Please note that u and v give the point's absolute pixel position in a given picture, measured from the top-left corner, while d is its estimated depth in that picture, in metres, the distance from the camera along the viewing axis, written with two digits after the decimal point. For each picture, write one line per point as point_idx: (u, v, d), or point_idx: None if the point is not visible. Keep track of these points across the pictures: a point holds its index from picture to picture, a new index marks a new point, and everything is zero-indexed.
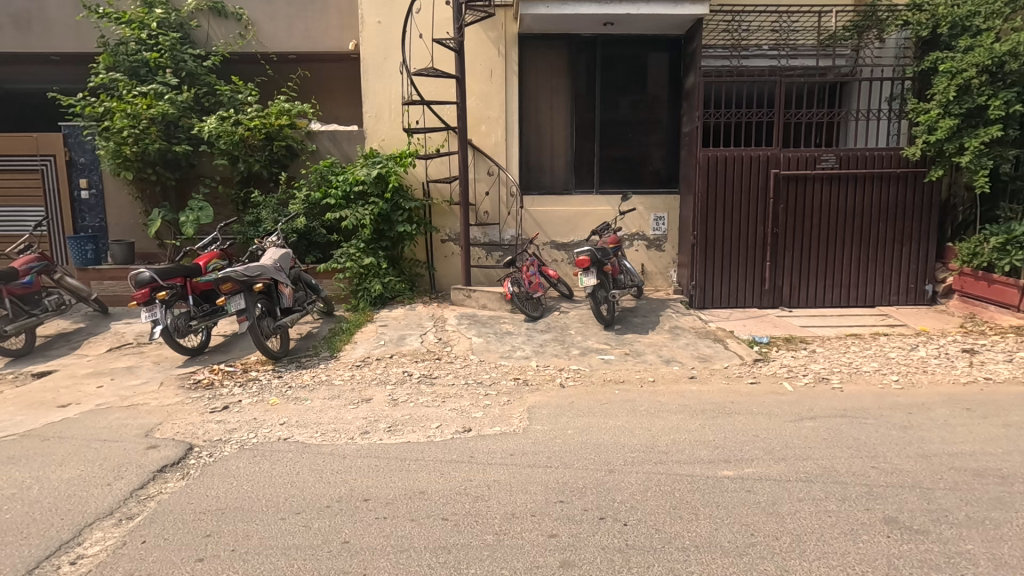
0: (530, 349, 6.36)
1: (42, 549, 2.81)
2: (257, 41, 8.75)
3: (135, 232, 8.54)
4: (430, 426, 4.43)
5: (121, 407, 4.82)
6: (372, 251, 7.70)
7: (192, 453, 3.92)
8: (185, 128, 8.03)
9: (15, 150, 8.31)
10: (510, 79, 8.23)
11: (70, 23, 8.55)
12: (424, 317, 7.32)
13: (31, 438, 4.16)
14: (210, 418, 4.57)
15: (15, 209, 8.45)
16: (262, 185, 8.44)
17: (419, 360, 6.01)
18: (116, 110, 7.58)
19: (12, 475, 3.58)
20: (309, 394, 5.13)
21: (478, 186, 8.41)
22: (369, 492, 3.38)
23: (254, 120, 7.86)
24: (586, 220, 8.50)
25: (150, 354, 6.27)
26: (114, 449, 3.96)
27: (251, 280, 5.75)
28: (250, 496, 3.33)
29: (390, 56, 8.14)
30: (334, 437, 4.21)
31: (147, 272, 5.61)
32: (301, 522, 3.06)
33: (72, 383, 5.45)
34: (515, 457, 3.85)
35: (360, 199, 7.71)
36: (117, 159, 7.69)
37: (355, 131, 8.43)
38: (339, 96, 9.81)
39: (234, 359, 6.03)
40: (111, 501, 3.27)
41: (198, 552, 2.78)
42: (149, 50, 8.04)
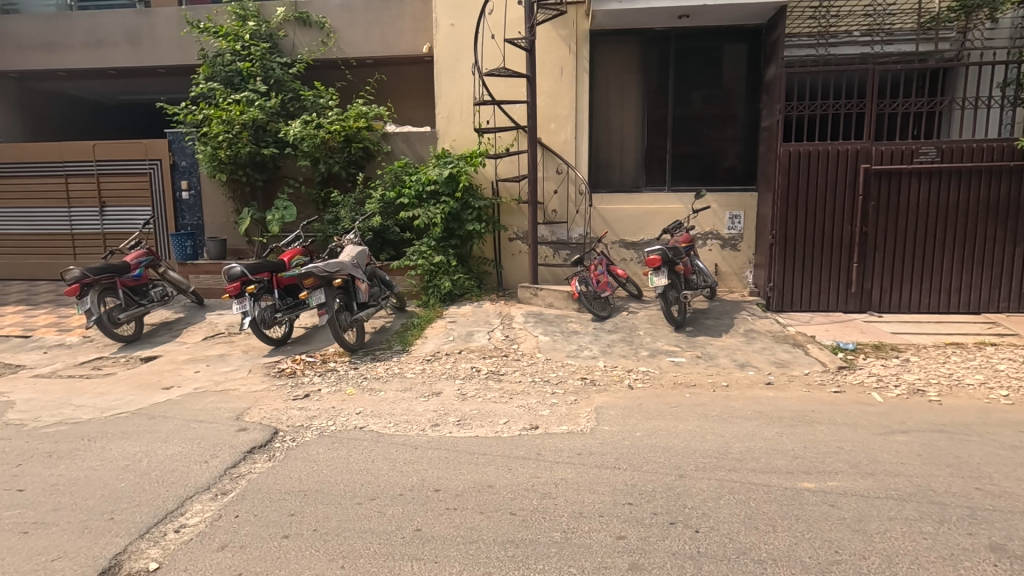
0: (597, 349, 6.30)
1: (151, 516, 3.09)
2: (338, 48, 9.18)
3: (226, 229, 9.17)
4: (498, 421, 4.50)
5: (215, 391, 5.23)
6: (442, 249, 7.88)
7: (278, 437, 4.18)
8: (272, 132, 8.56)
9: (128, 155, 9.21)
10: (580, 77, 8.16)
11: (175, 38, 9.33)
12: (491, 314, 7.43)
13: (140, 416, 4.60)
14: (293, 405, 4.86)
15: (126, 208, 9.35)
16: (340, 185, 8.85)
17: (487, 357, 6.11)
18: (213, 117, 8.19)
19: (126, 449, 3.97)
20: (382, 386, 5.34)
21: (547, 184, 8.40)
22: (440, 483, 3.48)
23: (335, 124, 8.23)
24: (656, 219, 8.30)
25: (240, 343, 6.76)
26: (210, 429, 4.30)
27: (330, 276, 6.05)
28: (329, 480, 3.51)
29: (463, 57, 8.30)
30: (407, 428, 4.36)
31: (239, 267, 6.03)
32: (376, 507, 3.19)
33: (173, 368, 5.97)
34: (582, 457, 3.84)
35: (431, 198, 7.92)
36: (213, 162, 8.32)
37: (428, 132, 8.70)
38: (413, 99, 10.14)
39: (314, 351, 6.38)
40: (208, 477, 3.55)
41: (284, 529, 2.97)
42: (242, 60, 8.63)
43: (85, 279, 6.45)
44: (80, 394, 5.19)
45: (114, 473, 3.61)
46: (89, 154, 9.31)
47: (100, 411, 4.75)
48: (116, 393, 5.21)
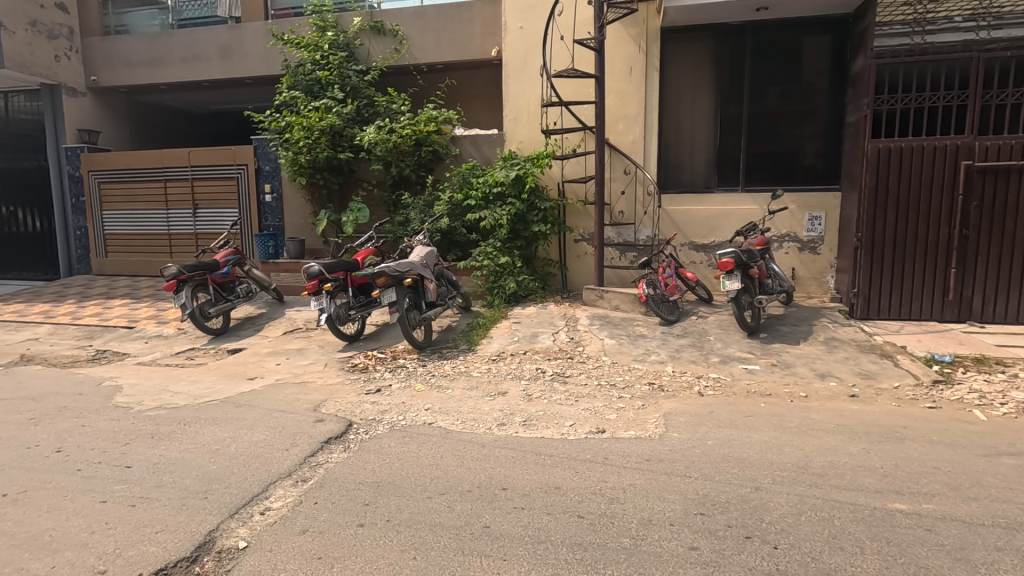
0: (665, 353, 6.14)
1: (240, 498, 3.31)
2: (410, 55, 9.48)
3: (305, 230, 9.69)
4: (564, 423, 4.47)
5: (294, 383, 5.53)
6: (507, 250, 7.95)
7: (352, 429, 4.36)
8: (347, 137, 8.93)
9: (219, 161, 9.92)
10: (651, 76, 8.00)
11: (261, 51, 9.95)
12: (556, 315, 7.41)
13: (228, 404, 4.93)
14: (365, 399, 5.06)
15: (217, 210, 10.07)
16: (410, 188, 9.13)
17: (552, 358, 6.09)
18: (295, 124, 8.65)
19: (217, 434, 4.27)
20: (449, 383, 5.46)
21: (614, 185, 8.27)
22: (507, 481, 3.51)
23: (406, 128, 8.48)
24: (728, 220, 7.99)
25: (316, 338, 7.11)
26: (290, 419, 4.55)
27: (401, 275, 6.24)
28: (400, 473, 3.63)
29: (531, 59, 8.34)
30: (474, 426, 4.43)
31: (317, 266, 6.34)
32: (446, 502, 3.26)
33: (257, 360, 6.36)
34: (650, 463, 3.75)
35: (498, 199, 8.00)
36: (294, 167, 8.79)
37: (495, 135, 8.83)
38: (481, 102, 10.29)
39: (385, 347, 6.61)
40: (289, 464, 3.75)
41: (359, 518, 3.09)
42: (321, 69, 9.06)
43: (181, 275, 6.98)
44: (177, 381, 5.64)
45: (207, 456, 3.88)
46: (185, 160, 10.10)
47: (194, 398, 5.13)
48: (207, 382, 5.62)
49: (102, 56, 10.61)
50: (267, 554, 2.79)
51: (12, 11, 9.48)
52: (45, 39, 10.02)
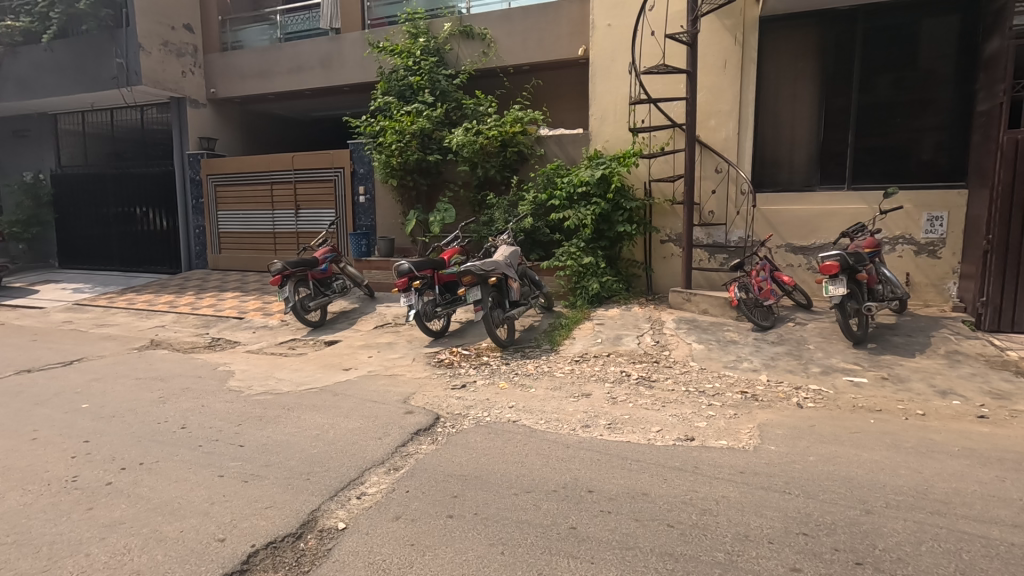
0: (759, 361, 5.81)
1: (339, 481, 3.50)
2: (498, 57, 9.63)
3: (395, 229, 10.12)
4: (651, 429, 4.35)
5: (385, 375, 5.79)
6: (591, 250, 7.86)
7: (439, 422, 4.50)
8: (436, 140, 9.22)
9: (319, 165, 10.60)
10: (747, 68, 7.59)
11: (358, 59, 10.51)
12: (640, 318, 7.23)
13: (326, 392, 5.25)
14: (451, 394, 5.19)
15: (316, 210, 10.77)
16: (495, 189, 9.28)
17: (637, 361, 5.96)
18: (388, 128, 9.03)
19: (316, 420, 4.56)
20: (533, 382, 5.49)
21: (705, 184, 7.92)
22: (593, 484, 3.47)
23: (492, 130, 8.61)
24: (832, 221, 7.40)
25: (404, 333, 7.40)
26: (382, 409, 4.77)
27: (487, 274, 6.34)
28: (486, 468, 3.69)
29: (619, 57, 8.20)
30: (558, 426, 4.42)
31: (406, 264, 6.58)
32: (531, 500, 3.27)
33: (351, 352, 6.71)
34: (744, 476, 3.56)
35: (582, 199, 7.92)
36: (386, 169, 9.21)
37: (580, 134, 8.78)
38: (566, 101, 10.26)
39: (469, 344, 6.76)
40: (381, 453, 3.92)
41: (448, 509, 3.17)
42: (413, 75, 9.40)
43: (285, 271, 7.53)
44: (281, 369, 6.08)
45: (308, 440, 4.15)
46: (288, 164, 10.87)
47: (296, 385, 5.51)
48: (307, 371, 6.01)
49: (220, 71, 11.67)
50: (364, 536, 2.93)
51: (148, 33, 10.66)
52: (175, 58, 11.18)
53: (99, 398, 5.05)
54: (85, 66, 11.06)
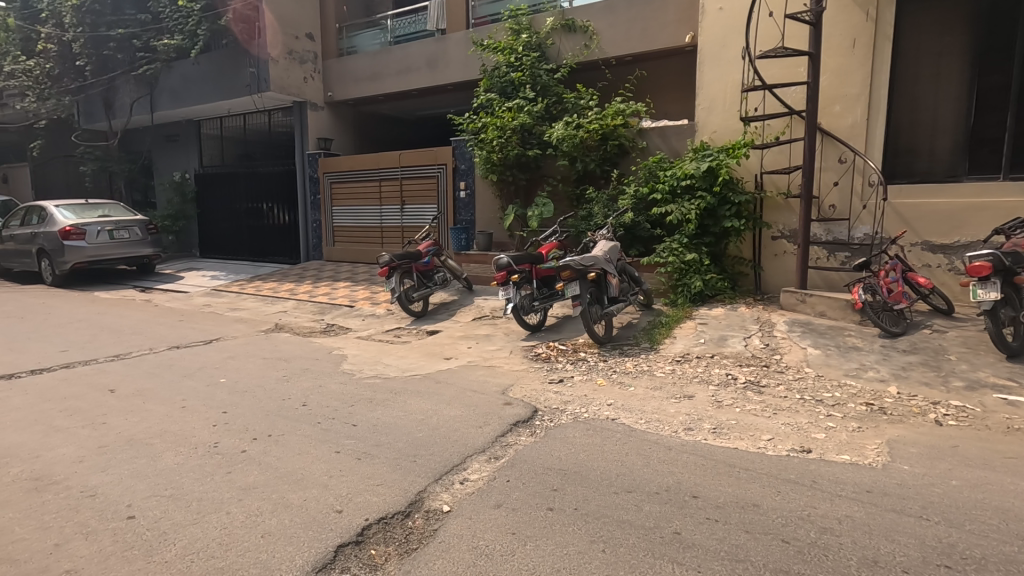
0: (887, 370, 5.26)
1: (444, 465, 3.64)
2: (600, 49, 9.48)
3: (494, 224, 10.33)
4: (762, 437, 4.09)
5: (484, 366, 5.93)
6: (695, 247, 7.54)
7: (537, 415, 4.53)
8: (537, 135, 9.25)
9: (423, 162, 11.07)
10: (881, 47, 6.86)
11: (462, 58, 10.81)
12: (748, 318, 6.82)
13: (430, 379, 5.49)
14: (549, 387, 5.22)
15: (419, 206, 11.27)
16: (594, 183, 9.19)
17: (744, 364, 5.63)
18: (490, 124, 9.21)
19: (420, 405, 4.77)
20: (632, 381, 5.36)
21: (825, 176, 7.28)
22: (698, 489, 3.32)
23: (593, 123, 8.54)
24: (981, 216, 6.46)
25: (501, 326, 7.54)
26: (482, 399, 4.90)
27: (586, 269, 6.29)
28: (586, 464, 3.66)
29: (731, 42, 7.76)
30: (659, 427, 4.29)
31: (506, 258, 6.64)
32: (633, 500, 3.20)
33: (451, 342, 6.95)
34: (872, 496, 3.24)
35: (686, 193, 7.61)
36: (487, 165, 9.40)
37: (686, 126, 8.42)
38: (671, 92, 9.89)
39: (566, 339, 6.74)
40: (482, 441, 4.03)
41: (548, 502, 3.19)
42: (515, 71, 9.49)
43: (392, 263, 7.92)
44: (388, 355, 6.43)
45: (414, 424, 4.35)
46: (395, 162, 11.44)
47: (401, 371, 5.80)
48: (411, 358, 6.31)
49: (337, 75, 12.51)
50: (468, 521, 3.02)
51: (276, 44, 11.68)
52: (298, 65, 12.15)
53: (234, 374, 5.64)
54: (225, 76, 12.35)
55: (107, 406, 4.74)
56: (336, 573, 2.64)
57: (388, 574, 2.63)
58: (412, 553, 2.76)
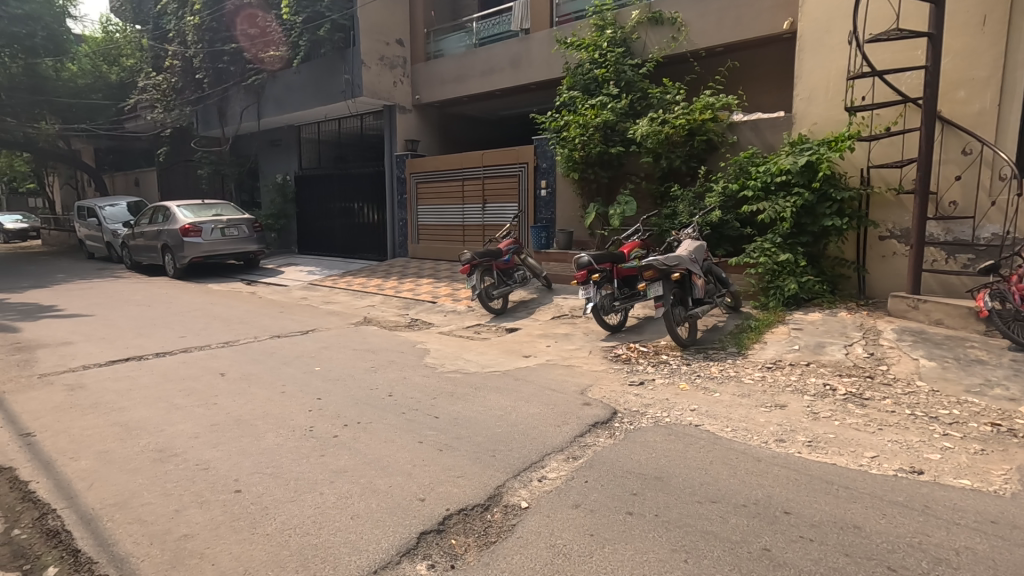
0: (1018, 388, 4.67)
1: (522, 462, 3.67)
2: (689, 41, 9.17)
3: (574, 222, 10.28)
4: (864, 454, 3.77)
5: (562, 366, 5.91)
6: (789, 247, 7.08)
7: (616, 417, 4.45)
8: (620, 132, 9.06)
9: (505, 161, 11.22)
10: (1016, 23, 6.10)
11: (546, 56, 10.83)
12: (849, 325, 6.30)
13: (508, 376, 5.55)
14: (629, 389, 5.11)
15: (501, 204, 11.42)
16: (680, 180, 8.88)
17: (844, 374, 5.21)
18: (572, 122, 9.13)
19: (501, 401, 4.83)
20: (718, 387, 5.13)
21: (946, 169, 6.59)
22: (790, 505, 3.12)
23: (680, 118, 8.25)
24: None
25: (581, 325, 7.48)
26: (561, 398, 4.88)
27: (670, 269, 6.07)
28: (668, 470, 3.55)
29: (835, 27, 7.22)
30: (747, 436, 4.08)
31: (586, 257, 6.54)
32: (717, 511, 3.06)
33: (530, 340, 7.00)
34: (998, 528, 2.88)
35: (781, 190, 7.17)
36: (569, 163, 9.33)
37: (782, 118, 7.93)
38: (766, 83, 9.37)
39: (647, 341, 6.57)
40: (561, 440, 4.01)
41: (627, 506, 3.12)
42: (599, 67, 9.36)
43: (474, 261, 8.05)
44: (468, 351, 6.57)
45: (493, 419, 4.43)
46: (478, 161, 11.67)
47: (481, 367, 5.91)
48: (491, 354, 6.41)
49: (424, 79, 12.95)
50: (546, 518, 3.02)
51: (369, 51, 12.31)
52: (389, 70, 12.71)
53: (328, 363, 6.01)
54: (323, 84, 13.17)
55: (218, 388, 5.22)
56: (418, 559, 2.73)
57: (469, 564, 2.69)
58: (491, 547, 2.81)
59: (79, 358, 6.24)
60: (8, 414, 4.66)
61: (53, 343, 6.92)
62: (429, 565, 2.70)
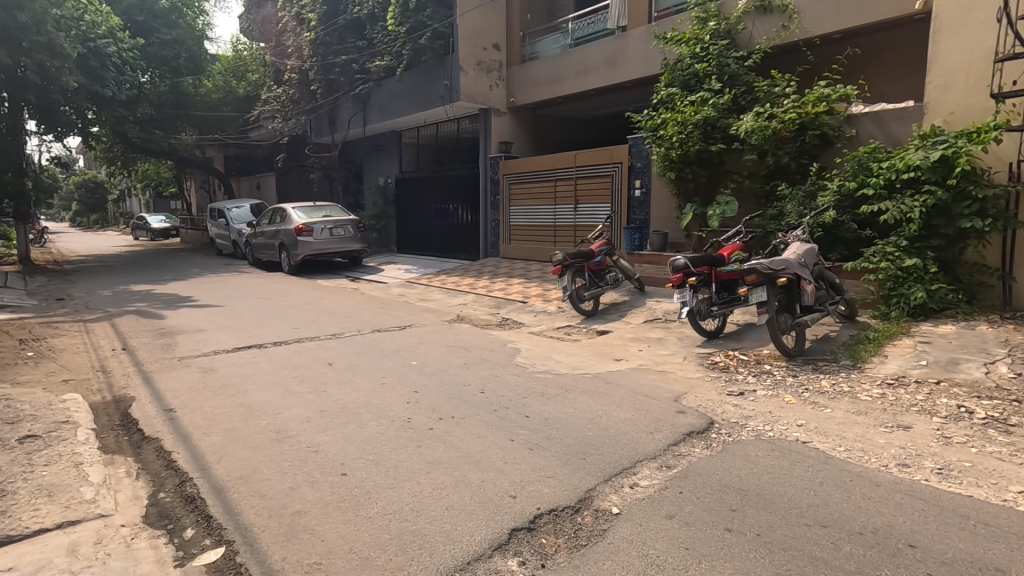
0: None
1: (613, 467, 3.62)
2: (801, 29, 8.57)
3: (669, 223, 9.95)
4: (1009, 487, 3.31)
5: (655, 371, 5.74)
6: (917, 251, 6.39)
7: (713, 428, 4.24)
8: (721, 128, 8.65)
9: (599, 161, 11.09)
10: None
11: (643, 54, 10.59)
12: (990, 340, 5.56)
13: (599, 379, 5.48)
14: (727, 399, 4.85)
15: (593, 205, 11.31)
16: (788, 178, 8.31)
17: (984, 397, 4.61)
18: (670, 120, 8.82)
19: (590, 404, 4.79)
20: (829, 402, 4.73)
21: None
22: (914, 538, 2.82)
23: (789, 112, 7.77)
24: None
25: (675, 331, 7.22)
26: (653, 404, 4.75)
27: (775, 274, 5.67)
28: (770, 488, 3.33)
29: (978, 4, 6.44)
30: (863, 457, 3.73)
31: (682, 259, 6.27)
32: (828, 537, 2.83)
33: (622, 343, 6.86)
34: None
35: (908, 187, 6.49)
36: (665, 162, 9.05)
37: (911, 108, 7.18)
38: (891, 70, 8.55)
39: (748, 349, 6.21)
40: (654, 447, 3.91)
41: (726, 522, 2.97)
42: (700, 62, 8.97)
43: (565, 262, 8.01)
44: (558, 352, 6.57)
45: (583, 421, 4.39)
46: (571, 162, 11.64)
47: (571, 369, 5.88)
48: (581, 356, 6.36)
49: (519, 82, 13.13)
50: (638, 527, 2.96)
51: (467, 56, 12.68)
52: (485, 74, 13.02)
53: (424, 358, 6.27)
54: (423, 90, 13.77)
55: (327, 376, 5.62)
56: (509, 555, 2.78)
57: (559, 565, 2.69)
58: (581, 550, 2.79)
59: (210, 344, 6.99)
60: (154, 390, 5.32)
61: (189, 329, 7.80)
62: (520, 562, 2.73)
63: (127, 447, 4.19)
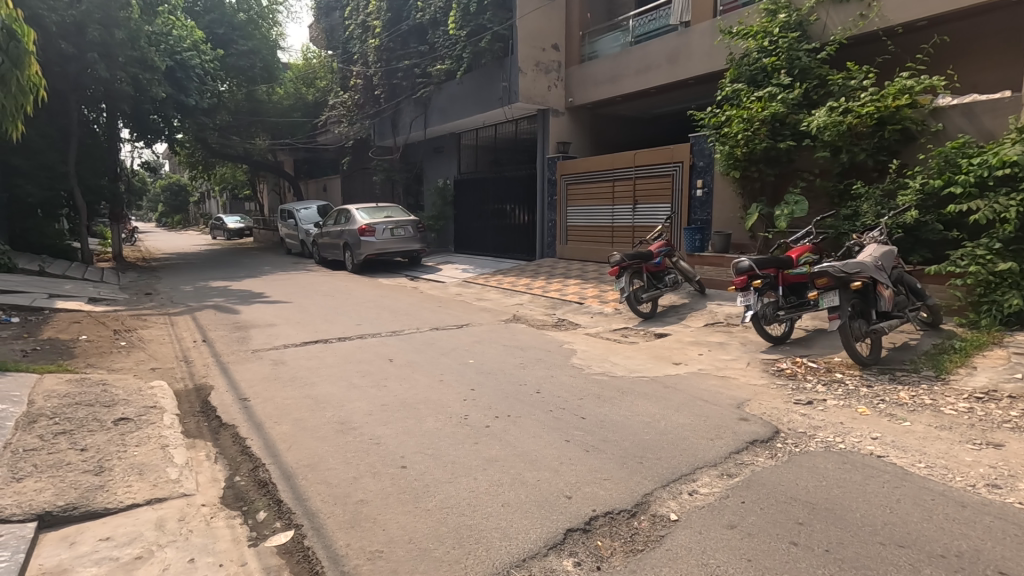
0: None
1: (672, 473, 3.54)
2: (880, 17, 8.06)
3: (733, 224, 9.62)
4: None
5: (716, 376, 5.56)
6: (1013, 254, 5.85)
7: (779, 437, 4.07)
8: (791, 125, 8.28)
9: (658, 160, 10.86)
10: None
11: (707, 49, 10.29)
12: None
13: (657, 383, 5.38)
14: (795, 408, 4.64)
15: (652, 205, 11.10)
16: (864, 176, 7.86)
17: None
18: (735, 117, 8.52)
19: (648, 407, 4.71)
20: (908, 415, 4.43)
21: None
22: (1006, 565, 2.60)
23: (867, 106, 7.32)
24: None
25: (738, 335, 6.97)
26: (714, 410, 4.61)
27: (849, 277, 5.35)
28: (841, 503, 3.16)
29: None
30: (946, 475, 3.48)
31: (747, 261, 6.04)
32: (906, 558, 2.66)
33: (681, 347, 6.69)
34: None
35: (1003, 185, 5.99)
36: (729, 160, 8.75)
37: (1006, 98, 6.61)
38: (983, 58, 7.92)
39: (817, 356, 5.91)
40: (714, 454, 3.79)
41: (792, 535, 2.85)
42: (768, 56, 8.59)
43: (622, 262, 7.89)
44: (615, 354, 6.49)
45: (640, 425, 4.32)
46: (630, 161, 11.46)
47: (629, 371, 5.79)
48: (638, 359, 6.26)
49: (578, 81, 13.05)
50: (697, 534, 2.89)
51: (526, 57, 12.75)
52: (543, 75, 13.03)
53: (480, 356, 6.36)
54: (482, 92, 13.95)
55: (387, 372, 5.81)
56: (564, 554, 2.78)
57: (615, 568, 2.67)
58: (638, 554, 2.76)
59: (280, 338, 7.37)
60: (230, 380, 5.68)
61: (261, 324, 8.26)
62: (575, 562, 2.73)
63: (207, 432, 4.49)
